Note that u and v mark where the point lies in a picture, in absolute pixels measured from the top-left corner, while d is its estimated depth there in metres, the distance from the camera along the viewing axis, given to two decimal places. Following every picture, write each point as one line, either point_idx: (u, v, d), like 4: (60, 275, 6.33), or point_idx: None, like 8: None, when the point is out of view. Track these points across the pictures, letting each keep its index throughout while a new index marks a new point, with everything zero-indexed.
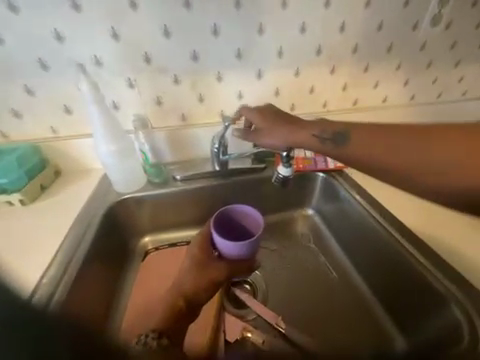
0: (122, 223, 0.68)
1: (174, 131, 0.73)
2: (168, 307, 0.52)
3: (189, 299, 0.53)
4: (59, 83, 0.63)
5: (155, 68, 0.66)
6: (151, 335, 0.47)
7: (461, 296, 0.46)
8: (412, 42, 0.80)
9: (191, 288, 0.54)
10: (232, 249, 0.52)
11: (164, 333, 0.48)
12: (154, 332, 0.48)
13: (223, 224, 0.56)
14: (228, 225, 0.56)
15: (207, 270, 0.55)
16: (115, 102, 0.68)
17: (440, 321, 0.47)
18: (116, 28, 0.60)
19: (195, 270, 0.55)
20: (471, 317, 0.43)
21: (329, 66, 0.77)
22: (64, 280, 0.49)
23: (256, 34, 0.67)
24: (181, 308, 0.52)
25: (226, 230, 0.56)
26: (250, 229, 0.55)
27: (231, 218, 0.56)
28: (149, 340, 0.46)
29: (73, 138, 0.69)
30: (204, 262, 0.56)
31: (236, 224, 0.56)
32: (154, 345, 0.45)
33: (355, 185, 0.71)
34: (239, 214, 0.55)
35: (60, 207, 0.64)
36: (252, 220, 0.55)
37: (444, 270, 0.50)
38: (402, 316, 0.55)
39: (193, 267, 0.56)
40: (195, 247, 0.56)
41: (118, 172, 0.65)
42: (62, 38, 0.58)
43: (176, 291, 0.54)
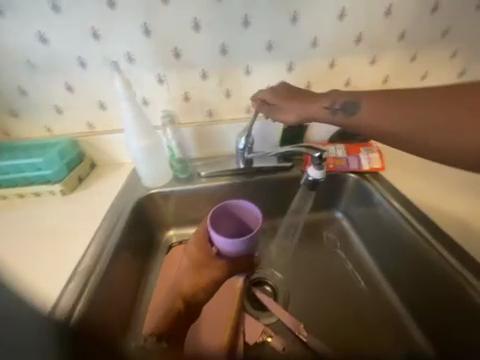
0: (149, 216, 0.71)
1: (200, 128, 0.73)
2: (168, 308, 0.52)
3: (190, 299, 0.53)
4: (95, 80, 0.65)
5: (184, 63, 0.65)
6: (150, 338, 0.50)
7: None
8: (474, 24, 0.68)
9: (189, 289, 0.52)
10: (231, 244, 0.49)
11: (164, 335, 0.51)
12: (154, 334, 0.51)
13: (221, 220, 0.53)
14: (225, 222, 0.54)
15: (205, 270, 0.52)
16: (145, 98, 0.69)
17: None
18: (148, 24, 0.60)
19: (192, 270, 0.52)
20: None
21: (369, 55, 0.69)
22: (95, 273, 0.51)
23: (288, 23, 0.62)
24: (181, 309, 0.52)
25: (223, 227, 0.54)
26: (248, 225, 0.54)
27: (228, 215, 0.54)
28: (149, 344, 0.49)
29: (107, 133, 0.72)
30: (202, 262, 0.52)
31: (233, 221, 0.54)
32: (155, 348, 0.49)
33: (392, 189, 0.64)
34: (236, 210, 0.53)
35: (95, 198, 0.68)
36: (252, 217, 0.52)
37: None
38: (441, 337, 0.50)
39: (190, 266, 0.53)
40: (192, 246, 0.53)
41: (146, 167, 0.66)
42: (98, 36, 0.60)
43: (173, 290, 0.54)
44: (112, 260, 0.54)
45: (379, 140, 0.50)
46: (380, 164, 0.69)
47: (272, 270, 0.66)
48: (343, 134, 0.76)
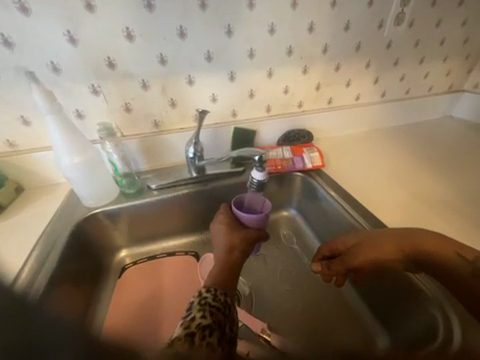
0: (94, 239, 0.64)
1: (147, 138, 0.71)
2: (226, 264, 0.49)
3: (242, 253, 0.52)
4: (12, 93, 0.57)
5: (120, 73, 0.62)
6: (219, 289, 0.42)
7: (439, 296, 0.46)
8: (379, 40, 0.81)
9: (239, 244, 0.53)
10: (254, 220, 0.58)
11: (229, 292, 0.43)
12: (221, 287, 0.43)
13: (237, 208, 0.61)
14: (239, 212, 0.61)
15: (242, 229, 0.56)
16: (80, 110, 0.64)
17: (422, 320, 0.47)
18: (73, 33, 0.55)
19: (232, 231, 0.55)
20: (448, 314, 0.43)
21: (301, 65, 0.77)
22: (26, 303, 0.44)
23: (225, 36, 0.65)
24: (237, 260, 0.51)
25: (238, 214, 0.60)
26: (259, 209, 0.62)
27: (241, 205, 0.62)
28: (219, 293, 0.41)
29: (34, 151, 0.64)
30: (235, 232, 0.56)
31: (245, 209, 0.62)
32: (222, 300, 0.40)
33: (332, 183, 0.72)
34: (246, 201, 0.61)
35: (22, 227, 0.58)
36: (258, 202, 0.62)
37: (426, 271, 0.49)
38: (384, 315, 0.56)
39: (228, 230, 0.56)
40: (223, 214, 0.59)
41: (86, 185, 0.60)
42: (11, 44, 0.53)
43: (224, 250, 0.52)
44: (49, 289, 0.48)
45: (335, 191, 0.70)
46: (321, 161, 0.75)
47: None
48: (288, 137, 0.83)
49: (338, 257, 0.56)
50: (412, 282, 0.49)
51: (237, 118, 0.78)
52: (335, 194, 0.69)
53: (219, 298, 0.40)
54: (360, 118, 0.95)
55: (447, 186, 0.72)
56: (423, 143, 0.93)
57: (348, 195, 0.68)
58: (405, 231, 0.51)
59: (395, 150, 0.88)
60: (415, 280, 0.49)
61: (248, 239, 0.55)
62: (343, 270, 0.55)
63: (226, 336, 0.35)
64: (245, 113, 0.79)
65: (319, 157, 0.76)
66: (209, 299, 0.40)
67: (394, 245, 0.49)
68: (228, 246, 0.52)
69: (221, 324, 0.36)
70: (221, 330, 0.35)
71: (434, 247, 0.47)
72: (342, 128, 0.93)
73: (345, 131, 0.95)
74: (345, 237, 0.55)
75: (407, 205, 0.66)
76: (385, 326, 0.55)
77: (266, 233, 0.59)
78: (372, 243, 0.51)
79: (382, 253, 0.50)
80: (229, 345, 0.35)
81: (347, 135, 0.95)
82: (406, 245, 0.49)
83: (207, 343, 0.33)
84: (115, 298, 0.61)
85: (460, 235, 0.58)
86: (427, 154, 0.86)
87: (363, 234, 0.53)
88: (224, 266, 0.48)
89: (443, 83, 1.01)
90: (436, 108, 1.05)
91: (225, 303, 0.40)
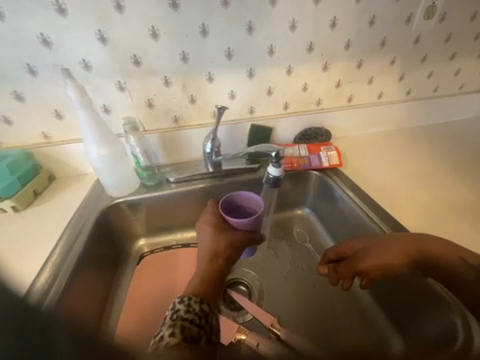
0: (116, 227, 0.68)
1: (167, 133, 0.74)
2: (207, 271, 0.51)
3: (226, 260, 0.54)
4: (49, 89, 0.63)
5: (145, 70, 0.65)
6: (194, 298, 0.43)
7: (459, 301, 0.44)
8: (405, 36, 0.78)
9: (223, 251, 0.54)
10: (243, 224, 0.55)
11: (205, 299, 0.44)
12: (196, 296, 0.44)
13: (231, 207, 0.60)
14: (234, 209, 0.61)
15: (228, 233, 0.56)
16: (107, 105, 0.68)
17: (438, 324, 0.45)
18: (103, 32, 0.59)
19: (218, 235, 0.56)
20: (467, 319, 0.42)
21: (322, 62, 0.75)
22: (54, 286, 0.49)
23: (245, 33, 0.66)
24: (218, 266, 0.52)
25: (233, 212, 0.60)
26: (254, 207, 0.59)
27: (236, 202, 0.60)
28: (193, 303, 0.41)
29: (65, 143, 0.69)
30: (221, 234, 0.56)
31: (240, 208, 0.61)
32: (197, 308, 0.41)
33: (349, 183, 0.70)
34: (240, 198, 0.59)
35: (54, 214, 0.64)
36: (253, 200, 0.58)
37: None
38: (398, 317, 0.54)
39: (215, 232, 0.57)
40: (210, 216, 0.60)
41: (110, 177, 0.64)
42: (49, 43, 0.58)
43: (207, 256, 0.54)
44: (74, 274, 0.53)
45: (352, 191, 0.68)
46: (338, 160, 0.74)
47: (247, 269, 0.67)
48: (304, 135, 0.82)
49: (345, 260, 0.56)
50: (428, 286, 0.47)
51: (254, 115, 0.79)
52: (352, 194, 0.67)
53: (194, 306, 0.41)
54: (382, 117, 0.91)
55: (474, 191, 0.68)
56: (450, 144, 0.87)
57: (366, 195, 0.66)
58: (416, 237, 0.50)
59: (418, 151, 0.84)
60: (431, 284, 0.47)
61: (233, 245, 0.55)
62: (350, 273, 0.55)
63: (199, 351, 0.36)
64: (262, 110, 0.79)
65: (337, 156, 0.75)
66: (182, 310, 0.40)
67: (402, 253, 0.48)
68: (211, 253, 0.54)
69: (192, 340, 0.37)
70: (191, 346, 0.36)
71: (443, 257, 0.46)
72: (362, 127, 0.90)
73: (365, 130, 0.92)
74: (351, 242, 0.55)
75: (428, 209, 0.63)
76: (397, 327, 0.55)
77: (259, 235, 0.58)
78: (378, 249, 0.50)
79: (390, 258, 0.49)
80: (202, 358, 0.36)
81: (368, 134, 0.92)
82: (412, 250, 0.48)
83: None
84: (134, 282, 0.66)
85: None
86: (455, 157, 0.81)
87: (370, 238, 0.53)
88: (205, 274, 0.50)
89: (476, 80, 0.94)
90: (467, 108, 0.99)
91: (201, 310, 0.41)
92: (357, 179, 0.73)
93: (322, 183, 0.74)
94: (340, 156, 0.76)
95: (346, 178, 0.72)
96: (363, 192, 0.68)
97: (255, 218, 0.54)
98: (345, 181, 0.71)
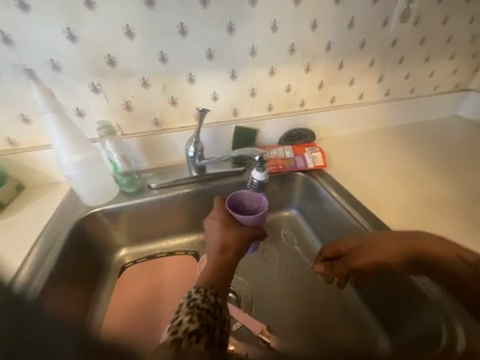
0: (93, 238, 0.64)
1: (148, 137, 0.70)
2: (219, 264, 0.47)
3: (237, 253, 0.50)
4: (13, 91, 0.57)
5: (120, 71, 0.62)
6: (210, 289, 0.40)
7: (444, 299, 0.45)
8: (383, 38, 0.80)
9: (233, 244, 0.51)
10: (252, 222, 0.56)
11: (220, 291, 0.41)
12: (212, 287, 0.41)
13: (234, 205, 0.59)
14: (237, 207, 0.60)
15: (237, 227, 0.54)
16: (80, 108, 0.63)
17: (424, 323, 0.46)
18: (72, 29, 0.55)
19: (227, 229, 0.53)
20: (452, 317, 0.43)
21: (304, 64, 0.75)
22: (22, 307, 0.45)
23: (226, 33, 0.65)
24: (231, 259, 0.49)
25: (236, 210, 0.60)
26: (257, 205, 0.60)
27: (238, 200, 0.59)
28: (209, 294, 0.39)
29: (34, 149, 0.63)
30: (229, 228, 0.53)
31: (243, 205, 0.60)
32: (213, 300, 0.39)
33: (334, 183, 0.71)
34: (243, 197, 0.59)
35: (22, 227, 0.58)
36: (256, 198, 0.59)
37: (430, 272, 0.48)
38: (385, 316, 0.55)
39: (223, 226, 0.54)
40: (217, 211, 0.57)
41: (85, 184, 0.60)
42: (11, 41, 0.53)
43: (217, 249, 0.50)
44: (46, 292, 0.49)
45: (337, 191, 0.69)
46: (323, 161, 0.74)
47: (235, 275, 0.65)
48: (289, 136, 0.82)
49: (341, 257, 0.56)
50: (415, 286, 0.48)
51: (238, 116, 0.78)
52: (337, 194, 0.68)
53: (209, 298, 0.39)
54: (364, 117, 0.93)
55: (450, 188, 0.70)
56: (427, 143, 0.91)
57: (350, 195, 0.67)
58: (407, 235, 0.51)
59: (399, 150, 0.86)
60: (417, 283, 0.48)
61: (243, 239, 0.52)
62: (347, 270, 0.55)
63: (215, 341, 0.34)
64: (246, 112, 0.78)
65: (322, 157, 0.75)
66: (198, 299, 0.38)
67: (397, 249, 0.49)
68: (222, 246, 0.50)
69: (209, 328, 0.35)
70: (208, 335, 0.34)
71: (441, 253, 0.47)
72: (345, 127, 0.92)
73: (348, 131, 0.93)
74: (346, 239, 0.55)
75: (411, 207, 0.64)
76: (385, 328, 0.55)
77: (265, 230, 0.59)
78: (374, 245, 0.51)
79: (384, 254, 0.50)
80: (218, 349, 0.34)
81: (351, 134, 0.93)
82: (406, 246, 0.50)
83: (194, 351, 0.32)
84: (113, 296, 0.61)
85: (464, 238, 0.57)
86: (432, 156, 0.84)
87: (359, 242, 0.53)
88: (216, 266, 0.47)
89: (448, 82, 0.98)
90: (441, 108, 1.03)
91: (216, 304, 0.38)
92: (342, 179, 0.74)
93: (307, 184, 0.74)
94: (324, 157, 0.76)
95: (331, 178, 0.72)
96: (348, 192, 0.68)
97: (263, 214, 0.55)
98: (330, 181, 0.72)
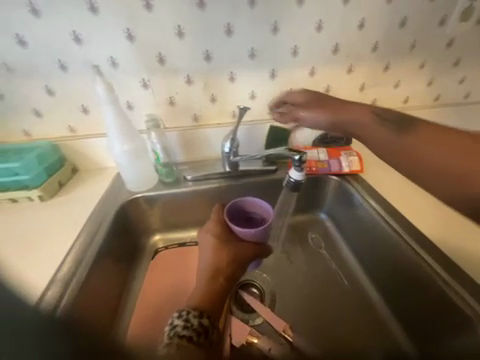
0: (133, 221, 0.70)
1: (186, 131, 0.74)
2: (207, 289, 0.48)
3: (228, 278, 0.51)
4: (77, 85, 0.65)
5: (168, 69, 0.66)
6: (193, 312, 0.43)
7: None
8: (438, 38, 0.74)
9: (225, 267, 0.52)
10: (251, 234, 0.55)
11: (205, 313, 0.44)
12: (195, 310, 0.44)
13: (237, 214, 0.60)
14: (240, 216, 0.61)
15: (233, 246, 0.54)
16: (130, 102, 0.69)
17: (463, 343, 0.43)
18: (131, 30, 0.60)
19: (222, 246, 0.54)
20: None
21: (347, 64, 0.73)
22: (77, 274, 0.51)
23: (270, 33, 0.65)
24: (220, 285, 0.49)
25: (237, 220, 0.60)
26: (263, 217, 0.59)
27: (243, 209, 0.61)
28: (191, 318, 0.42)
29: (89, 137, 0.71)
30: (224, 245, 0.54)
31: (248, 215, 0.61)
32: (196, 323, 0.42)
33: (370, 190, 0.68)
34: (248, 204, 0.60)
35: (76, 205, 0.66)
36: (262, 209, 0.59)
37: (473, 290, 0.45)
38: (418, 333, 0.52)
39: (218, 243, 0.55)
40: (214, 225, 0.58)
41: (130, 171, 0.66)
42: (80, 40, 0.60)
43: (208, 271, 0.51)
44: (94, 263, 0.55)
45: (373, 198, 0.66)
46: (359, 166, 0.72)
47: (259, 272, 0.66)
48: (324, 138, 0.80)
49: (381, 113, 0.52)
50: (454, 303, 0.45)
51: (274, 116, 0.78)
52: (373, 202, 0.65)
53: (192, 320, 0.42)
54: None
55: None
56: None
57: (388, 204, 0.64)
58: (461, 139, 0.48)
59: None
60: (457, 300, 0.44)
61: (238, 259, 0.53)
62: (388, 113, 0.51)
63: None
64: None
65: (358, 162, 0.72)
66: (179, 326, 0.42)
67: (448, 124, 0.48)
68: (213, 269, 0.51)
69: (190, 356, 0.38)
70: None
71: None
72: None
73: None
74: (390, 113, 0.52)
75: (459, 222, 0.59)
76: (414, 341, 0.53)
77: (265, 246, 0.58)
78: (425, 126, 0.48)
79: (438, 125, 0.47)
80: None
81: None
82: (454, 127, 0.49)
83: None
84: (147, 277, 0.67)
85: None
86: None
87: (401, 120, 0.49)
88: (205, 292, 0.48)
89: None
90: None
91: (200, 325, 0.42)
92: (379, 186, 0.70)
93: (340, 188, 0.72)
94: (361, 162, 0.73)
95: (367, 185, 0.69)
96: (385, 201, 0.65)
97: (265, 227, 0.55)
98: (366, 187, 0.69)
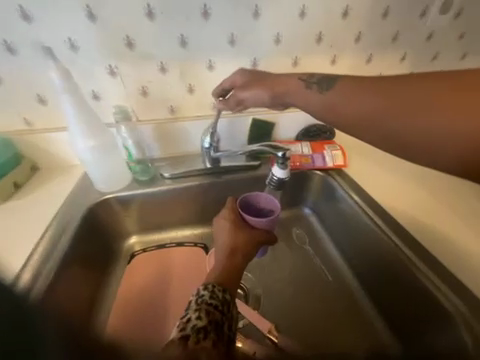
0: (105, 224, 0.64)
1: (162, 125, 0.68)
2: (228, 265, 0.45)
3: (245, 257, 0.48)
4: (30, 70, 0.56)
5: (139, 54, 0.59)
6: (218, 285, 0.39)
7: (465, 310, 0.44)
8: (418, 30, 0.74)
9: (242, 248, 0.48)
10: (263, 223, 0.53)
11: (229, 288, 0.40)
12: (220, 283, 0.40)
13: (246, 205, 0.57)
14: (249, 206, 0.58)
15: (247, 231, 0.51)
16: (96, 92, 0.61)
17: (442, 335, 0.45)
18: (92, 7, 0.53)
19: (237, 229, 0.51)
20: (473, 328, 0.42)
21: (331, 55, 0.71)
22: (39, 284, 0.46)
23: (251, 18, 0.61)
24: (239, 263, 0.46)
25: (246, 210, 0.58)
26: (271, 208, 0.57)
27: (251, 199, 0.58)
28: (218, 290, 0.38)
29: (49, 132, 0.63)
30: (238, 227, 0.51)
31: (256, 206, 0.58)
32: (221, 296, 0.38)
33: (353, 185, 0.67)
34: (257, 195, 0.57)
35: (35, 208, 0.59)
36: (270, 201, 0.57)
37: (450, 282, 0.47)
38: (398, 325, 0.54)
39: (232, 225, 0.52)
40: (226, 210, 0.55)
41: (99, 168, 0.59)
42: (31, 17, 0.52)
43: (226, 250, 0.48)
44: (60, 271, 0.49)
45: (356, 193, 0.65)
46: (343, 160, 0.71)
47: (244, 271, 0.64)
48: (308, 132, 0.78)
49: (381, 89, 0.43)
50: (437, 299, 0.46)
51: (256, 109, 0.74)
52: (356, 197, 0.64)
53: (218, 293, 0.38)
54: None
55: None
56: None
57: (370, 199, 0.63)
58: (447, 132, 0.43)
59: None
60: (439, 296, 0.46)
61: (253, 243, 0.50)
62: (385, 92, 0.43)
63: (224, 339, 0.33)
64: None
65: (341, 156, 0.71)
66: (206, 296, 0.37)
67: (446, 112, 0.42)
68: (230, 248, 0.48)
69: (218, 326, 0.34)
70: (217, 335, 0.33)
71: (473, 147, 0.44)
72: None
73: None
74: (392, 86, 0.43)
75: (437, 215, 0.60)
76: (399, 338, 0.54)
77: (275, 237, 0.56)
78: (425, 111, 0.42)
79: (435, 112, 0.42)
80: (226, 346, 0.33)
81: None
82: None
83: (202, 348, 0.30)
84: (123, 283, 0.62)
85: None
86: None
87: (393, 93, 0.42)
88: (225, 267, 0.44)
89: None
90: None
91: (225, 299, 0.38)
92: (362, 180, 0.70)
93: (324, 183, 0.71)
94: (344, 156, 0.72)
95: (350, 179, 0.69)
96: (368, 195, 0.64)
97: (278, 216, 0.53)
98: (349, 182, 0.68)
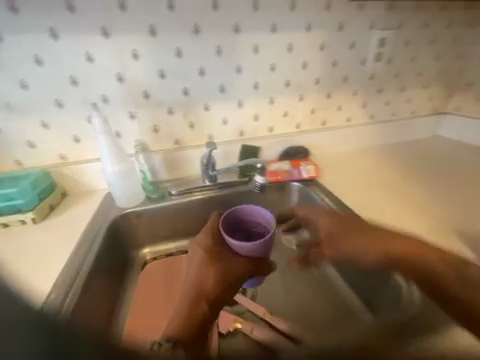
0: (123, 235, 0.77)
1: (169, 153, 0.85)
2: (188, 313, 0.54)
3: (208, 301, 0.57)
4: (71, 118, 0.75)
5: (152, 102, 0.79)
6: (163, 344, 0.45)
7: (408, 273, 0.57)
8: (362, 73, 0.97)
9: (208, 286, 0.60)
10: (249, 248, 0.61)
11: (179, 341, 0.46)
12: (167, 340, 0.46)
13: (236, 227, 0.68)
14: (242, 227, 0.69)
15: (222, 262, 0.63)
16: (118, 131, 0.80)
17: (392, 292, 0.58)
18: (120, 74, 0.74)
19: (210, 264, 0.63)
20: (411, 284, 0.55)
21: (297, 94, 0.93)
22: (73, 287, 0.56)
23: (234, 73, 0.83)
24: (201, 310, 0.55)
25: (237, 230, 0.68)
26: (260, 230, 0.67)
27: (241, 222, 0.68)
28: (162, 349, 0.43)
29: (80, 163, 0.79)
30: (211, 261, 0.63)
31: (247, 226, 0.68)
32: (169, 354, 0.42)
33: (326, 192, 0.83)
34: (246, 217, 0.68)
35: (68, 224, 0.72)
36: (261, 223, 0.66)
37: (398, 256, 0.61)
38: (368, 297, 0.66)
39: (206, 259, 0.64)
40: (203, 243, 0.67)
41: (120, 187, 0.74)
42: (76, 82, 0.71)
43: (193, 290, 0.59)
44: (91, 274, 0.61)
45: (328, 198, 0.80)
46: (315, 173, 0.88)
47: None
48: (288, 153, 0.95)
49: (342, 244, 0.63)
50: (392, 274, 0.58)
51: (244, 137, 0.92)
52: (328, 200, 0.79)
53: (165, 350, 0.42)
54: (353, 136, 1.05)
55: (430, 198, 0.80)
56: (413, 158, 1.01)
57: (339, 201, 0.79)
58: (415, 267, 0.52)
59: (385, 164, 0.98)
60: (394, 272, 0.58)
61: (223, 277, 0.61)
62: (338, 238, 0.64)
63: None
64: (250, 133, 0.93)
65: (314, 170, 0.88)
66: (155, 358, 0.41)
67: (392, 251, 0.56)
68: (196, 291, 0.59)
69: None
70: None
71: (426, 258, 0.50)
72: (338, 145, 1.04)
73: (341, 148, 1.05)
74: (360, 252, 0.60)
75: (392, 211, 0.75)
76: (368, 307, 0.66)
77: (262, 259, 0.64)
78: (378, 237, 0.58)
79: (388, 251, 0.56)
80: None
81: (345, 150, 1.05)
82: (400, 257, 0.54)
83: None
84: (140, 285, 0.73)
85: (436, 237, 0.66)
86: (415, 168, 0.95)
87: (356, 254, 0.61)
88: (185, 315, 0.54)
89: (427, 105, 1.10)
90: (426, 128, 1.14)
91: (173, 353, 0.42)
92: (333, 188, 0.86)
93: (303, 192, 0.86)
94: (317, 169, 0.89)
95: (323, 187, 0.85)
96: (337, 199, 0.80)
97: (264, 242, 0.60)
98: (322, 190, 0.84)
